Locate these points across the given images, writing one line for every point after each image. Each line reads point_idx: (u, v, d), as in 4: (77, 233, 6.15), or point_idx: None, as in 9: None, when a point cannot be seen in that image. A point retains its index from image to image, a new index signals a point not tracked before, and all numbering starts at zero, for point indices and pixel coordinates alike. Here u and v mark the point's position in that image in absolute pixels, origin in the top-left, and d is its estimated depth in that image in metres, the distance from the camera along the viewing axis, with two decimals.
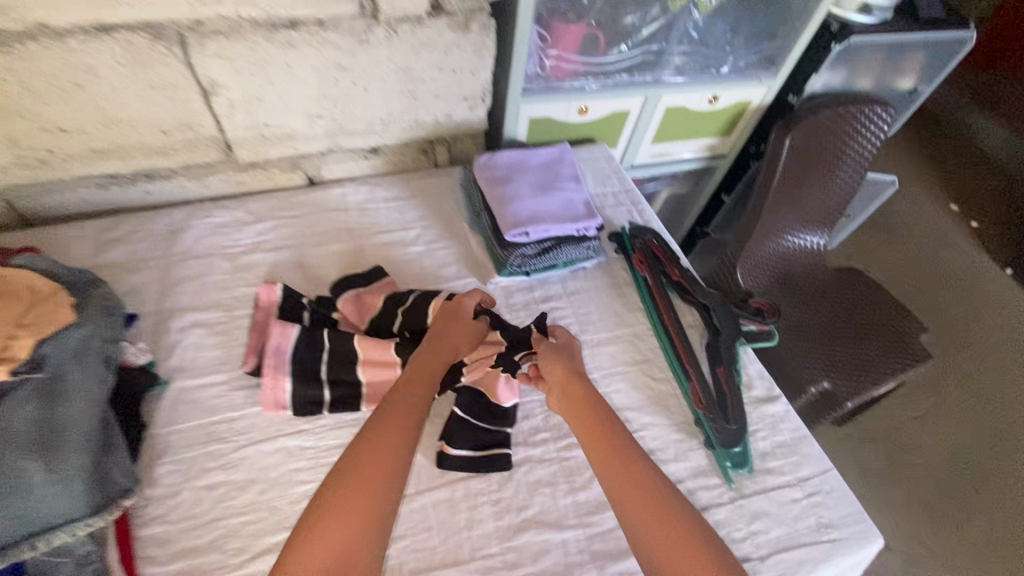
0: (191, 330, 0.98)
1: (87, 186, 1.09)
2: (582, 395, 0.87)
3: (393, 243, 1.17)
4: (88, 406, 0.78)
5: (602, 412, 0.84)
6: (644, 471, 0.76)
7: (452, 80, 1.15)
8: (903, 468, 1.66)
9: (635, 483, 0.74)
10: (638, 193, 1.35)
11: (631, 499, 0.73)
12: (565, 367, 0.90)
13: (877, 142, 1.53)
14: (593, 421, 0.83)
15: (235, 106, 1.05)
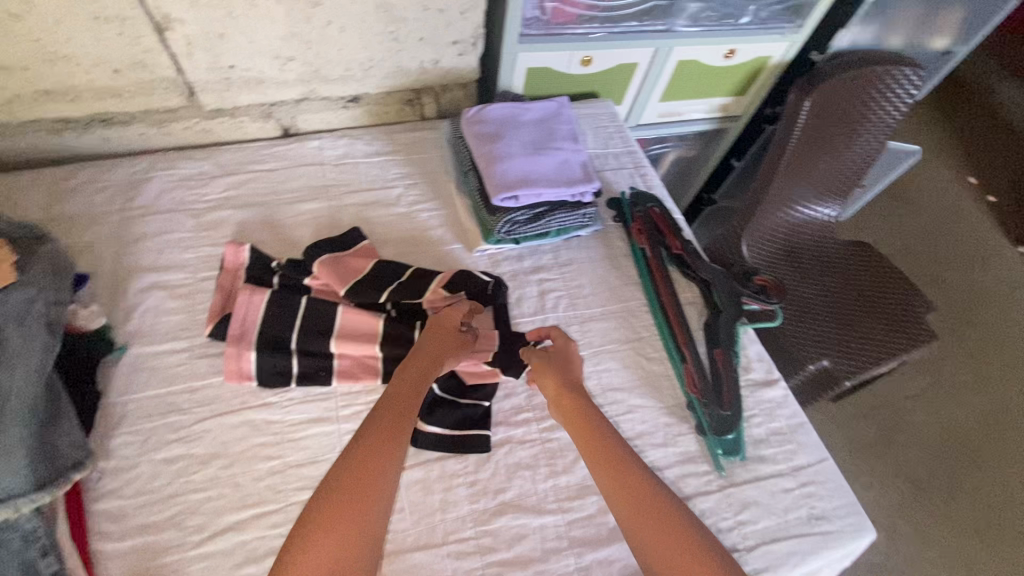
0: (152, 292, 0.91)
1: (36, 130, 1.00)
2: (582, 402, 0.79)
3: (373, 203, 1.09)
4: (31, 372, 0.72)
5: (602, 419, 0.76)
6: (647, 483, 0.69)
7: (438, 22, 1.03)
8: (894, 446, 1.62)
9: (639, 496, 0.68)
10: (641, 155, 1.25)
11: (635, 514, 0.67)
12: (561, 380, 0.82)
13: (902, 106, 1.40)
14: (592, 428, 0.75)
15: (193, 44, 0.94)
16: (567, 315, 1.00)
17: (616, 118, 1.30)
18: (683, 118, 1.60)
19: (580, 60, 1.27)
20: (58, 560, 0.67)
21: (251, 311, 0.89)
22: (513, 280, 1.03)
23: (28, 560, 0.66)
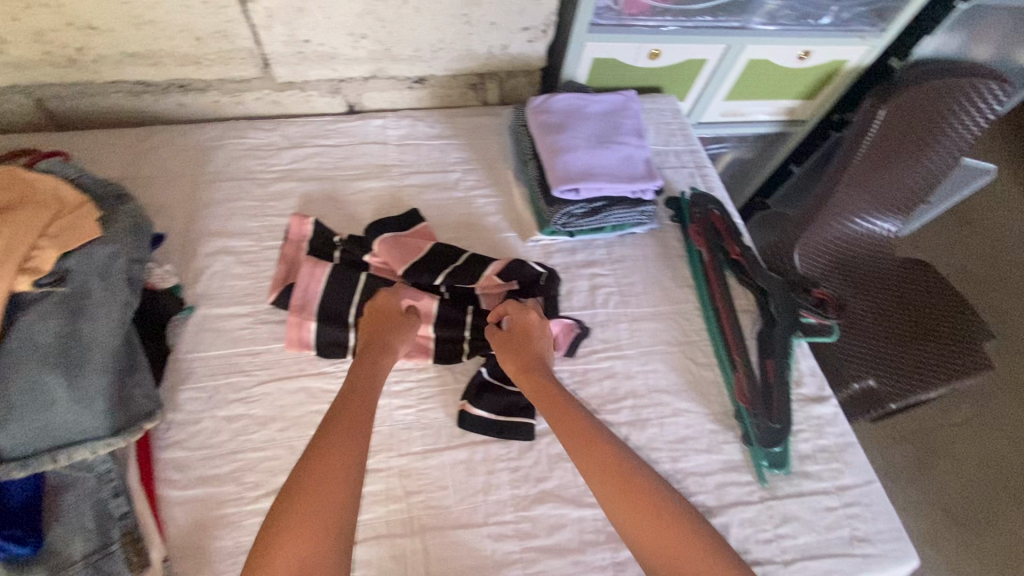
0: (220, 256, 0.95)
1: (120, 91, 1.04)
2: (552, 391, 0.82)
3: (431, 185, 1.10)
4: (111, 324, 0.76)
5: (574, 411, 0.79)
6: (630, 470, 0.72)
7: (513, 7, 1.02)
8: (935, 474, 1.57)
9: (625, 491, 0.70)
10: (703, 155, 1.22)
11: (626, 510, 0.69)
12: (521, 361, 0.85)
13: (983, 121, 1.30)
14: (570, 421, 0.77)
15: (273, 17, 0.95)
16: (617, 312, 0.99)
17: (680, 115, 1.27)
18: (746, 119, 1.56)
19: (648, 53, 1.25)
20: (128, 502, 0.72)
21: (312, 282, 0.92)
22: (565, 273, 1.03)
23: (102, 500, 0.71)
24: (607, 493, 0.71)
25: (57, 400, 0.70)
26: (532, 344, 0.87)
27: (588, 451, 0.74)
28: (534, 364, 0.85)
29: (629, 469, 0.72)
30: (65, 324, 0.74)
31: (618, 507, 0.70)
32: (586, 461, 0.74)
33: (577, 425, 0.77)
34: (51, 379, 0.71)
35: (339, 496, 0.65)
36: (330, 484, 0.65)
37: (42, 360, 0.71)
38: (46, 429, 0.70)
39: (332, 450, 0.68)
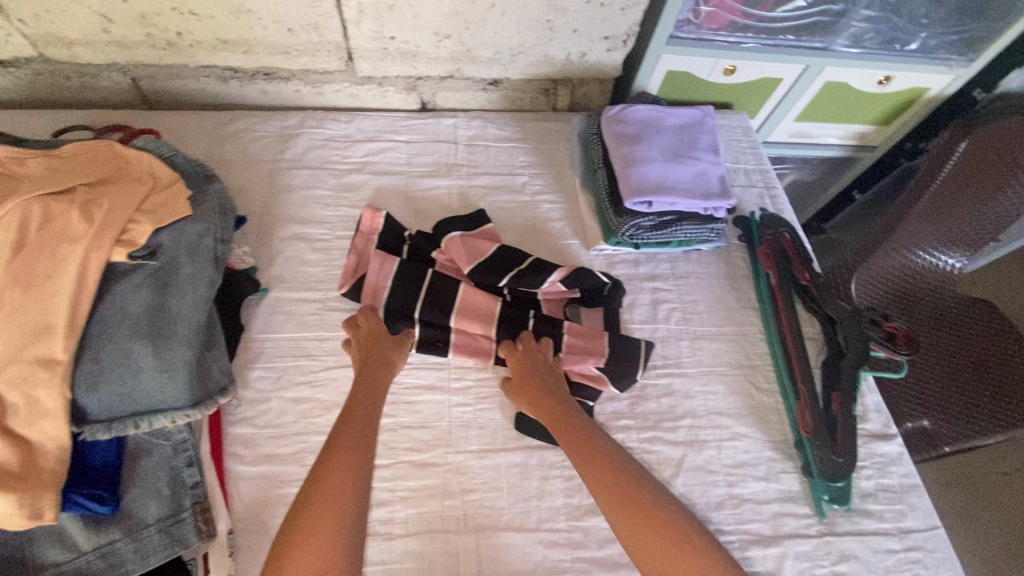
0: (295, 242, 0.98)
1: (210, 76, 1.08)
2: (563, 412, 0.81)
3: (498, 187, 1.11)
4: (197, 300, 0.79)
5: (582, 431, 0.79)
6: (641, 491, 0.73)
7: (597, 15, 1.02)
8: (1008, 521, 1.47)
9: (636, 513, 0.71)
10: (774, 175, 1.20)
11: (638, 534, 0.70)
12: (533, 392, 0.83)
13: None
14: (580, 441, 0.77)
15: (364, 13, 0.97)
16: (678, 328, 0.98)
17: (751, 132, 1.26)
18: (814, 141, 1.52)
19: (724, 68, 1.23)
20: (199, 473, 0.75)
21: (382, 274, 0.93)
22: (628, 285, 1.02)
23: (176, 467, 0.74)
24: (619, 517, 0.71)
25: (143, 369, 0.74)
26: (543, 372, 0.85)
27: (599, 474, 0.74)
28: (550, 396, 0.82)
29: (640, 489, 0.73)
30: (155, 297, 0.78)
31: (631, 530, 0.70)
32: (597, 482, 0.74)
33: (589, 444, 0.77)
34: (139, 348, 0.74)
35: (349, 499, 0.66)
36: (337, 482, 0.67)
37: (133, 330, 0.75)
38: (131, 396, 0.73)
39: (344, 456, 0.70)
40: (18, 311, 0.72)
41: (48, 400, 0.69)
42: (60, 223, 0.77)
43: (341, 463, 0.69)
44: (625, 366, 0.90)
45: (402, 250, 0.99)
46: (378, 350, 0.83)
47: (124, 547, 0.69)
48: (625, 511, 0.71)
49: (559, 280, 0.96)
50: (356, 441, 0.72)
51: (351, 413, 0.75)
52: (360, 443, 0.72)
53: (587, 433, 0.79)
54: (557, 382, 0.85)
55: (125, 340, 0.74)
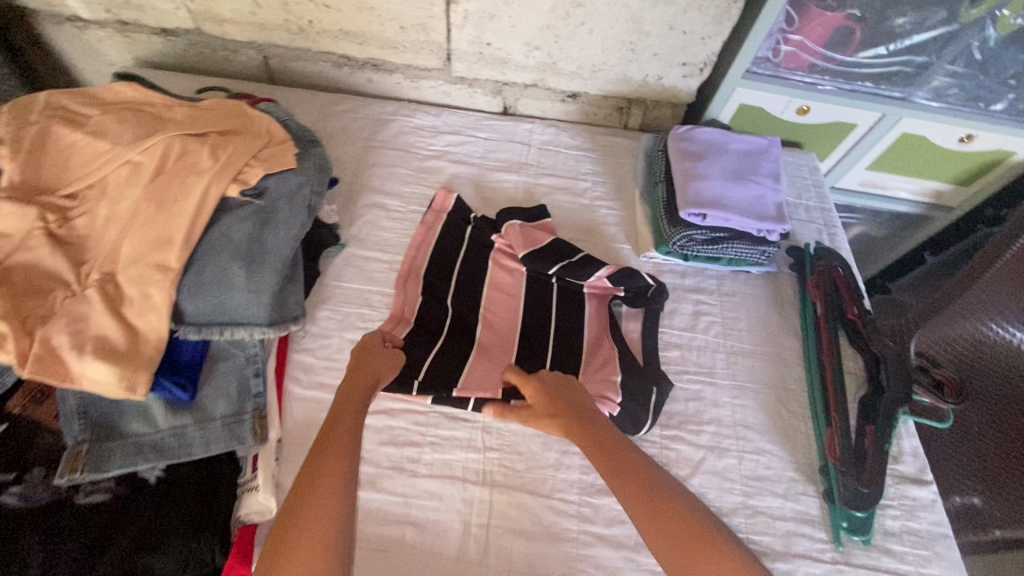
0: (374, 209, 1.10)
1: (327, 61, 1.24)
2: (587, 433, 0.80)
3: (562, 188, 1.19)
4: (288, 238, 0.92)
5: (608, 440, 0.79)
6: (676, 505, 0.72)
7: (678, 42, 1.10)
8: None
9: (678, 530, 0.69)
10: (835, 215, 1.21)
11: (664, 534, 0.69)
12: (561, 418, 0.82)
13: None
14: (611, 457, 0.77)
15: (469, 19, 1.10)
16: (716, 341, 1.01)
17: (818, 172, 1.28)
18: (885, 194, 1.51)
19: (797, 107, 1.27)
20: (263, 385, 0.85)
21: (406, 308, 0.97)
22: (672, 293, 1.06)
23: (245, 375, 0.85)
24: (650, 531, 0.70)
25: (235, 286, 0.85)
26: (563, 389, 0.84)
27: (635, 487, 0.74)
28: (579, 417, 0.81)
29: (671, 498, 0.73)
30: (255, 230, 0.90)
31: (672, 546, 0.68)
32: (635, 495, 0.73)
33: (619, 460, 0.77)
34: (236, 268, 0.86)
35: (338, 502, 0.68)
36: (324, 492, 0.68)
37: (233, 252, 0.87)
38: (221, 307, 0.84)
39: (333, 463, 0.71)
40: (150, 222, 0.86)
41: (157, 297, 0.82)
42: (192, 158, 0.92)
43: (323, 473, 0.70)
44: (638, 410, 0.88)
45: (455, 266, 1.04)
46: (368, 360, 0.86)
47: (192, 432, 0.79)
48: (665, 525, 0.70)
49: (605, 276, 1.02)
50: (342, 448, 0.73)
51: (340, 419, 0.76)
52: (342, 454, 0.72)
53: (617, 447, 0.78)
54: (584, 396, 0.85)
55: (225, 260, 0.87)
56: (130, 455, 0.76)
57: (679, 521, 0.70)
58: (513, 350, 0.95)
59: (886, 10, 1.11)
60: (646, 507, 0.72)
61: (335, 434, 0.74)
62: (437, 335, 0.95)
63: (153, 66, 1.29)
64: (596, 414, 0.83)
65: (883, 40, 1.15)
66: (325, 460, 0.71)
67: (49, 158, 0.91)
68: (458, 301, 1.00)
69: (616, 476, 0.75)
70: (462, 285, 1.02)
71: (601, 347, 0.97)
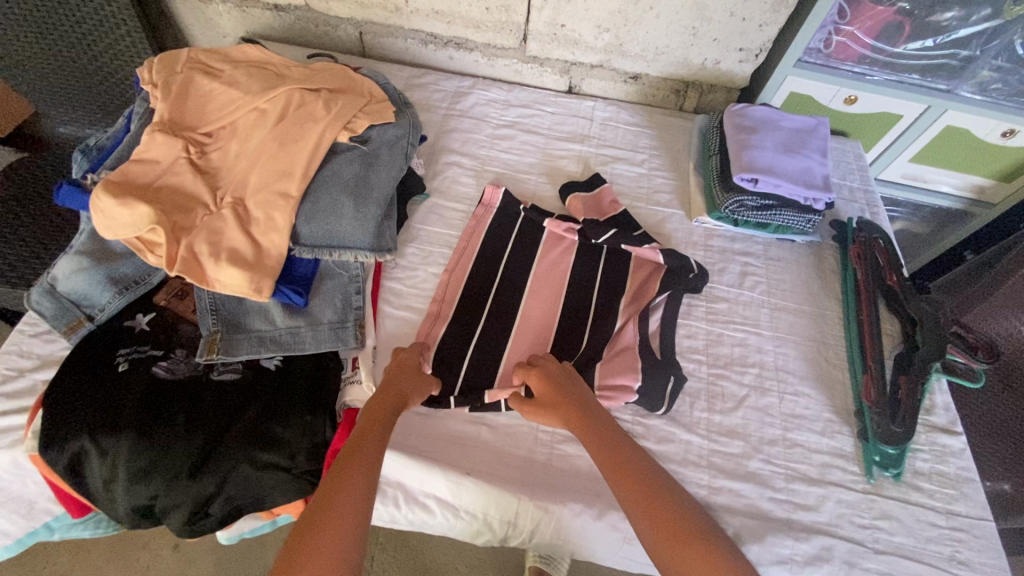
0: (454, 167, 1.23)
1: (415, 38, 1.38)
2: (593, 434, 0.81)
3: (621, 159, 1.30)
4: (388, 179, 1.05)
5: (618, 443, 0.80)
6: (682, 520, 0.72)
7: (738, 28, 1.20)
8: None
9: (684, 541, 0.70)
10: (878, 197, 1.29)
11: (669, 540, 0.70)
12: (569, 416, 0.83)
13: None
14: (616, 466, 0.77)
15: (547, 1, 1.22)
16: (760, 298, 1.10)
17: (863, 159, 1.37)
18: (927, 187, 1.57)
19: (845, 97, 1.36)
20: (362, 301, 0.98)
21: (467, 261, 1.08)
22: (721, 254, 1.16)
23: (348, 291, 0.98)
24: (656, 533, 0.71)
25: (344, 215, 0.99)
26: (567, 384, 0.87)
27: (638, 493, 0.74)
28: (589, 419, 0.83)
29: (675, 505, 0.74)
30: (361, 170, 1.04)
31: (674, 557, 0.69)
32: (642, 507, 0.73)
33: (625, 460, 0.77)
34: (344, 200, 1.00)
35: (361, 486, 0.70)
36: (351, 475, 0.70)
37: (342, 187, 1.01)
38: (331, 232, 0.98)
39: (360, 450, 0.74)
40: (275, 157, 1.01)
41: (280, 218, 0.97)
42: (309, 108, 1.07)
43: (346, 484, 0.69)
44: (657, 391, 0.92)
45: (521, 219, 1.16)
46: (394, 376, 0.86)
47: (305, 332, 0.92)
48: (669, 534, 0.70)
49: (656, 250, 1.09)
50: (371, 437, 0.76)
51: (368, 419, 0.78)
52: (367, 464, 0.73)
53: (621, 450, 0.79)
54: (591, 397, 0.86)
55: (335, 193, 1.00)
56: (254, 345, 0.90)
57: (684, 533, 0.71)
58: (562, 298, 1.05)
59: (934, 6, 1.19)
60: (649, 515, 0.72)
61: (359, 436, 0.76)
62: (496, 281, 1.06)
63: (262, 38, 1.46)
64: (606, 418, 0.84)
65: (930, 34, 1.23)
66: (349, 463, 0.72)
67: (191, 102, 1.07)
68: (515, 248, 1.11)
69: (620, 479, 0.76)
70: (519, 238, 1.13)
71: (627, 335, 0.99)
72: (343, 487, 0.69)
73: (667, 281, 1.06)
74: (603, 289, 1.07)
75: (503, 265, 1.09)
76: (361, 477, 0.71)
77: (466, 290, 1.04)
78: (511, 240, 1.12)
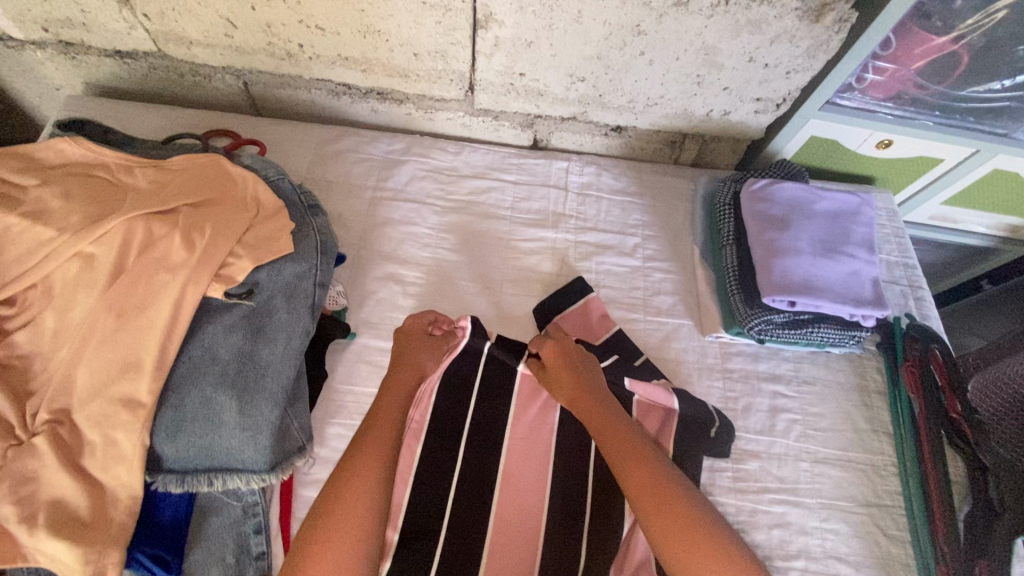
0: (388, 283, 0.91)
1: (321, 89, 1.01)
2: (597, 408, 0.77)
3: (608, 247, 1.00)
4: (287, 352, 0.72)
5: (620, 421, 0.75)
6: (682, 497, 0.67)
7: (756, 76, 0.90)
8: None
9: (685, 525, 0.64)
10: (920, 273, 1.05)
11: (669, 523, 0.65)
12: (574, 390, 0.79)
13: None
14: (615, 440, 0.73)
15: (499, 46, 0.88)
16: (798, 447, 0.86)
17: (897, 217, 1.10)
18: (955, 227, 1.34)
19: (878, 141, 1.08)
20: (265, 545, 0.70)
21: (412, 443, 0.79)
22: (745, 383, 0.91)
23: (243, 533, 0.69)
24: (656, 512, 0.66)
25: (223, 424, 0.68)
26: (581, 360, 0.82)
27: (637, 468, 0.70)
28: (592, 393, 0.78)
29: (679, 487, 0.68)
30: (245, 343, 0.72)
31: (669, 534, 0.64)
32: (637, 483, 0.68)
33: (631, 442, 0.72)
34: (220, 398, 0.68)
35: (375, 473, 0.66)
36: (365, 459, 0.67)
37: (217, 378, 0.69)
38: (209, 450, 0.68)
39: (376, 432, 0.70)
40: (107, 342, 0.67)
41: (126, 446, 0.65)
42: (160, 248, 0.72)
43: (361, 466, 0.65)
44: None
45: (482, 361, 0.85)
46: (405, 351, 0.81)
47: None
48: (672, 517, 0.65)
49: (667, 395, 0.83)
50: (386, 418, 0.72)
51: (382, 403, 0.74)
52: (381, 448, 0.69)
53: (627, 430, 0.74)
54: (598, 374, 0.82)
55: (208, 388, 0.69)
56: None
57: (679, 507, 0.66)
58: (546, 487, 0.79)
59: (1003, 37, 0.92)
60: (643, 492, 0.68)
61: (375, 421, 0.71)
62: (455, 473, 0.78)
63: (109, 92, 1.06)
64: (608, 395, 0.79)
65: (1000, 72, 0.96)
66: (360, 450, 0.68)
67: None
68: (481, 408, 0.83)
69: (628, 460, 0.71)
70: (482, 393, 0.84)
71: (639, 549, 0.74)
72: (352, 474, 0.65)
73: (681, 445, 0.82)
74: (597, 463, 0.81)
75: (462, 441, 0.80)
76: (376, 464, 0.66)
77: (413, 492, 0.76)
78: (471, 397, 0.83)
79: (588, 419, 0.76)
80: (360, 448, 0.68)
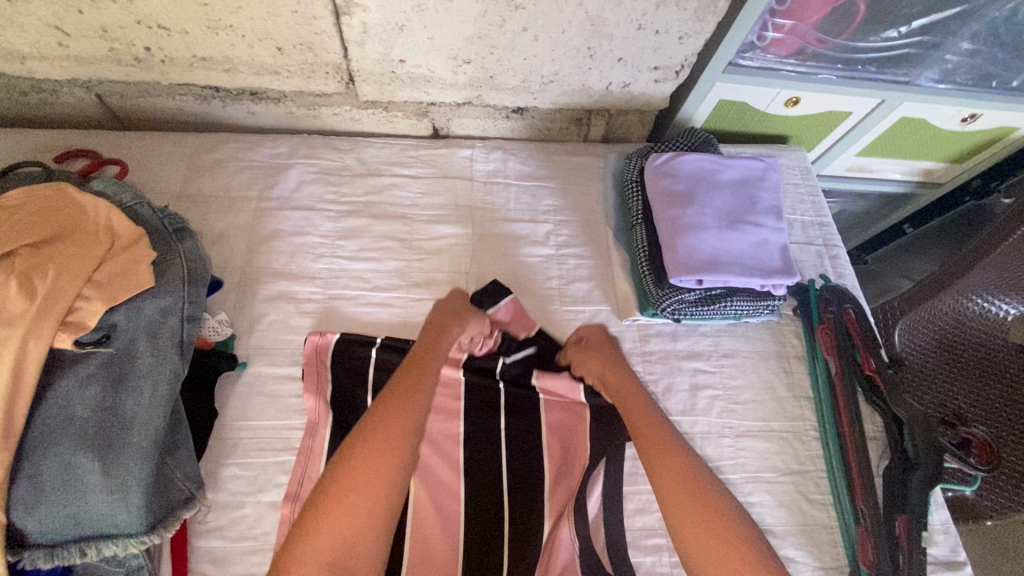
0: (280, 303, 0.84)
1: (185, 95, 0.91)
2: (628, 386, 0.77)
3: (519, 238, 0.95)
4: (154, 401, 0.66)
5: (646, 406, 0.75)
6: (697, 481, 0.67)
7: (649, 44, 0.86)
8: None
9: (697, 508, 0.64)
10: (834, 230, 1.04)
11: (683, 504, 0.65)
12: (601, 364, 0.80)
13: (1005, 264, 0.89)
14: (637, 419, 0.73)
15: (369, 32, 0.80)
16: (720, 423, 0.85)
17: (811, 174, 1.09)
18: (873, 176, 1.35)
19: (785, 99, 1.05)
20: None
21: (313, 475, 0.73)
22: (664, 365, 0.89)
23: None
24: (671, 493, 0.66)
25: (90, 488, 0.62)
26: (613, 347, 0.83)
27: (661, 451, 0.69)
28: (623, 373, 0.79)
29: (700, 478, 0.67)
30: (106, 395, 0.65)
31: (683, 519, 0.64)
32: (662, 471, 0.68)
33: (655, 426, 0.72)
34: (83, 462, 0.62)
35: (395, 455, 0.63)
36: (383, 437, 0.64)
37: (77, 439, 0.63)
38: (77, 518, 0.61)
39: (395, 412, 0.66)
40: None
41: None
42: None
43: (382, 439, 0.64)
44: None
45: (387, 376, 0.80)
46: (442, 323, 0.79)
47: None
48: (687, 499, 0.65)
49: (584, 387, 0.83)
50: (409, 395, 0.68)
51: (406, 379, 0.71)
52: (403, 423, 0.65)
53: (654, 415, 0.74)
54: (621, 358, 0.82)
55: (68, 450, 0.62)
56: None
57: (695, 491, 0.66)
58: (461, 500, 0.76)
59: None
60: (664, 473, 0.68)
61: (405, 396, 0.68)
62: None
63: None
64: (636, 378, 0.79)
65: (898, 18, 0.95)
66: (379, 429, 0.64)
67: None
68: None
69: (652, 443, 0.70)
70: None
71: (562, 548, 0.73)
72: (370, 450, 0.63)
73: (600, 438, 0.80)
74: (510, 468, 0.78)
75: None
76: (397, 443, 0.64)
77: None
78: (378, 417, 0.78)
79: (620, 398, 0.77)
80: (381, 426, 0.65)
